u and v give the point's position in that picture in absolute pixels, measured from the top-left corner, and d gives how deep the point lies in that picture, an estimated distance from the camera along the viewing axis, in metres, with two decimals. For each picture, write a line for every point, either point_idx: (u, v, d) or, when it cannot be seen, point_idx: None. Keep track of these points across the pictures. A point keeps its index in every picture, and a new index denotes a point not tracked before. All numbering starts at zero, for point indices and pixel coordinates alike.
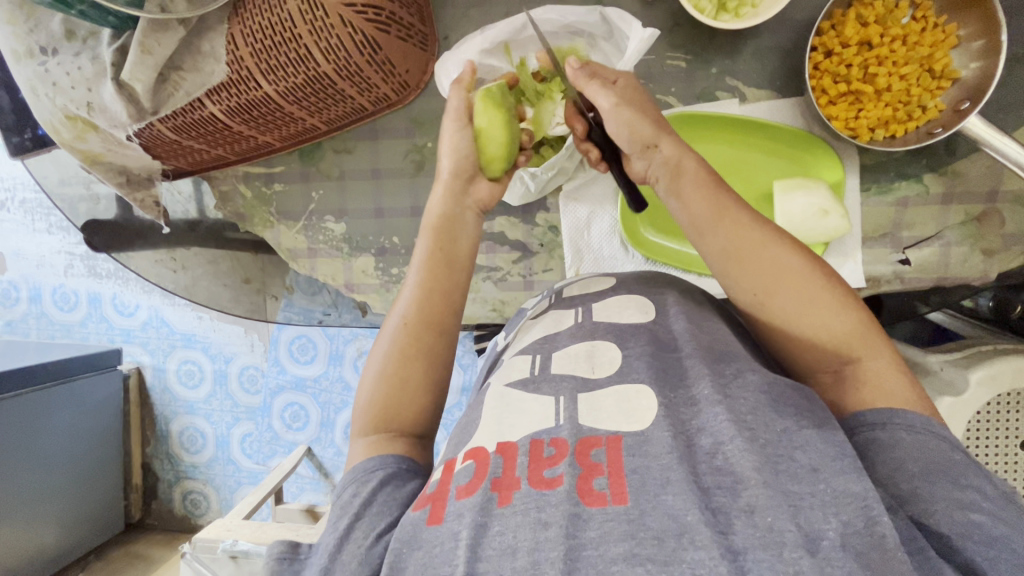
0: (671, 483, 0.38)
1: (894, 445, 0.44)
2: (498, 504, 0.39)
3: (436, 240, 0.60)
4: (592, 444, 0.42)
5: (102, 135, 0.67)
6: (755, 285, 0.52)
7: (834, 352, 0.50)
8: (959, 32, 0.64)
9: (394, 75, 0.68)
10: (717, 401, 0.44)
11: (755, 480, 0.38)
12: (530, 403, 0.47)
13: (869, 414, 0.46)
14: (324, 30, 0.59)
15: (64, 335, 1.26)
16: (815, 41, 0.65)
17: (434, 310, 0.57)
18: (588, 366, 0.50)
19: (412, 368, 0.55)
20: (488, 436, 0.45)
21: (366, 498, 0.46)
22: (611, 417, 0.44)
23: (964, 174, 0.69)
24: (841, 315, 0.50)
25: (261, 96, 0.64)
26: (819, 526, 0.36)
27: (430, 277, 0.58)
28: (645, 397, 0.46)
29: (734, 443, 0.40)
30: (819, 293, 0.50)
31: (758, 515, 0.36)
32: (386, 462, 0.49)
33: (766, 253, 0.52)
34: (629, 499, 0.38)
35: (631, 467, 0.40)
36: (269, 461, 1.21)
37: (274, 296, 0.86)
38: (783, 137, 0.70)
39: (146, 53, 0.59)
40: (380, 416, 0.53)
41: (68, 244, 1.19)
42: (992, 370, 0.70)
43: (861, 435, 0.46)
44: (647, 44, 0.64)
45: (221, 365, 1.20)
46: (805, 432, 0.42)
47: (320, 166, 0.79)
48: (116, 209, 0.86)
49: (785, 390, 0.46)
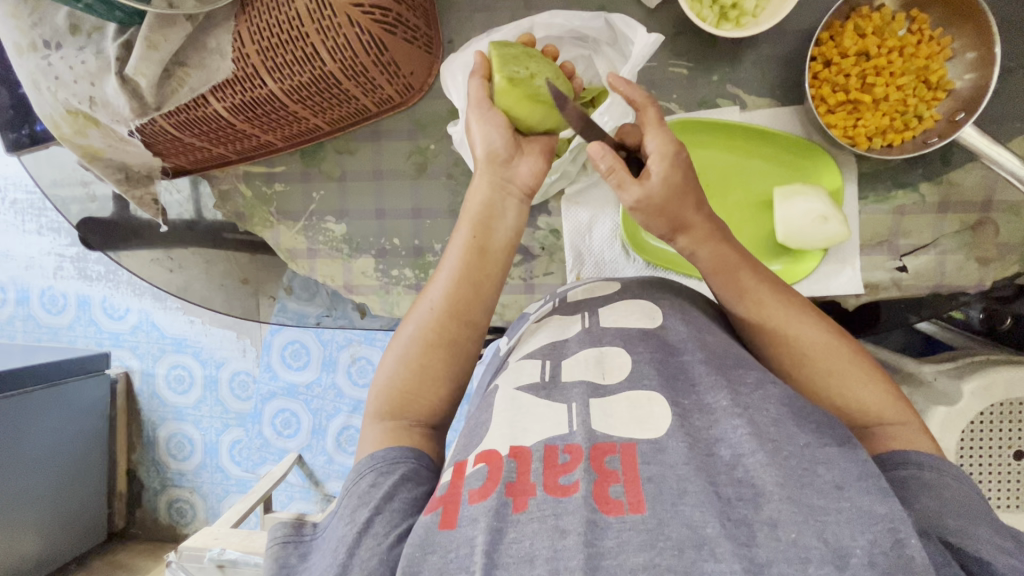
0: (689, 493, 0.38)
1: (942, 487, 0.44)
2: (514, 509, 0.38)
3: (473, 229, 0.57)
4: (606, 450, 0.41)
5: (103, 130, 0.67)
6: (784, 360, 0.54)
7: (865, 414, 0.50)
8: (953, 44, 0.66)
9: (399, 76, 0.69)
10: (736, 414, 0.44)
11: (777, 495, 0.38)
12: (544, 408, 0.47)
13: (914, 454, 0.47)
14: (331, 29, 0.59)
15: (50, 338, 1.23)
16: (815, 51, 0.67)
17: (464, 302, 0.55)
18: (598, 371, 0.50)
19: (435, 355, 0.53)
20: (501, 438, 0.44)
21: (387, 492, 0.44)
22: (625, 424, 0.44)
23: (959, 184, 0.70)
24: (870, 385, 0.51)
25: (265, 94, 0.64)
26: (847, 543, 0.35)
27: (464, 266, 0.56)
28: (657, 403, 0.45)
29: (755, 456, 0.40)
30: (846, 364, 0.52)
31: (781, 529, 0.36)
32: (407, 455, 0.48)
33: (790, 330, 0.53)
34: (646, 507, 0.37)
35: (647, 474, 0.39)
36: (258, 469, 1.19)
37: (270, 298, 0.85)
38: (785, 145, 0.71)
39: (152, 49, 0.58)
40: (397, 402, 0.52)
41: (59, 245, 1.17)
42: (987, 379, 0.71)
43: (901, 470, 0.46)
44: (650, 50, 0.64)
45: (212, 369, 1.18)
46: (826, 449, 0.41)
47: (322, 167, 0.79)
48: (112, 207, 0.84)
49: (804, 405, 0.45)
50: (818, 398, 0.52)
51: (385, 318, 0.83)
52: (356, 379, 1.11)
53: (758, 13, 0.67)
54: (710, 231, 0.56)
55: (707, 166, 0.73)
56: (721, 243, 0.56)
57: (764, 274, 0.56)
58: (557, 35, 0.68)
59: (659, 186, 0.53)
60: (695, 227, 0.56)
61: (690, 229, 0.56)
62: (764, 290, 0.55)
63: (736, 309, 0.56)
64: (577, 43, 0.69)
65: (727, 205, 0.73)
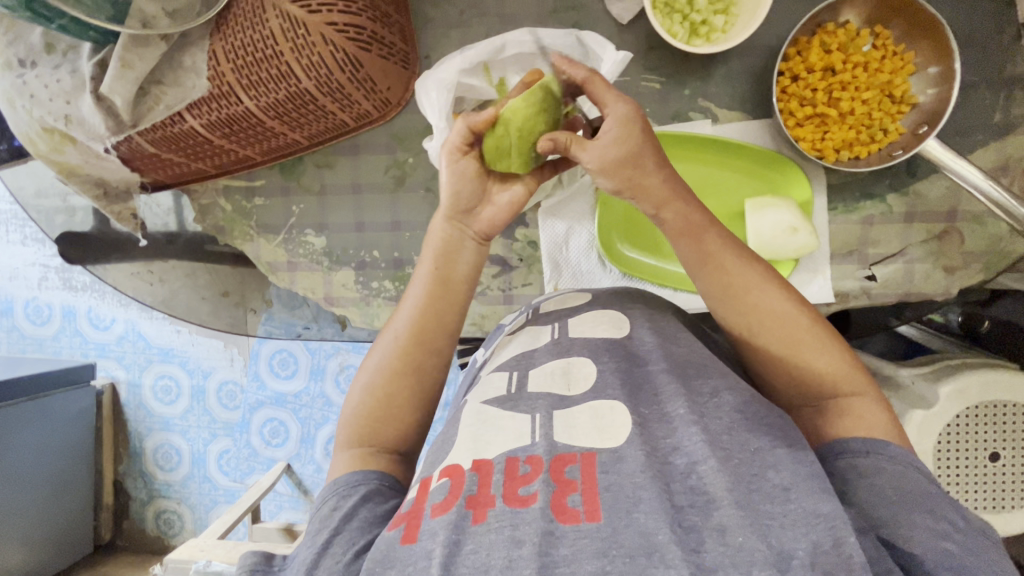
0: (643, 501, 0.39)
1: (878, 474, 0.46)
2: (473, 520, 0.39)
3: (434, 261, 0.59)
4: (567, 461, 0.42)
5: (79, 147, 0.67)
6: (745, 328, 0.54)
7: (823, 386, 0.52)
8: (917, 59, 0.68)
9: (376, 92, 0.69)
10: (692, 421, 0.45)
11: (727, 501, 0.39)
12: (507, 421, 0.47)
13: (854, 443, 0.48)
14: (305, 48, 0.61)
15: (35, 349, 1.22)
16: (781, 66, 0.68)
17: (428, 329, 0.57)
18: (564, 382, 0.51)
19: (399, 382, 0.55)
20: (464, 452, 0.45)
21: (347, 512, 0.45)
22: (586, 434, 0.45)
23: (924, 195, 0.71)
24: (829, 357, 0.52)
25: (242, 111, 0.65)
26: (789, 545, 0.36)
27: (428, 296, 0.58)
28: (619, 412, 0.46)
29: (707, 463, 0.41)
30: (804, 334, 0.53)
31: (729, 535, 0.37)
32: (368, 477, 0.49)
33: (752, 299, 0.54)
34: (601, 516, 0.38)
35: (606, 484, 0.40)
36: (246, 479, 1.19)
37: (254, 310, 0.86)
38: (755, 158, 0.73)
39: (126, 68, 0.60)
40: (362, 430, 0.53)
41: (43, 255, 1.17)
42: (959, 384, 0.73)
43: (841, 460, 0.48)
44: (619, 67, 0.67)
45: (199, 380, 1.18)
46: (775, 452, 0.43)
47: (301, 181, 0.79)
48: (92, 221, 0.85)
49: (760, 411, 0.46)
50: (777, 368, 0.54)
51: (366, 330, 0.83)
52: (343, 388, 1.12)
53: (728, 29, 0.69)
54: (687, 229, 0.56)
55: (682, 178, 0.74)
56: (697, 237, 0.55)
57: (729, 240, 0.56)
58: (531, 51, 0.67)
59: (613, 145, 0.53)
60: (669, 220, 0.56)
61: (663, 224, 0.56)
62: (727, 257, 0.55)
63: (699, 278, 0.56)
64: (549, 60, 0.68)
65: None
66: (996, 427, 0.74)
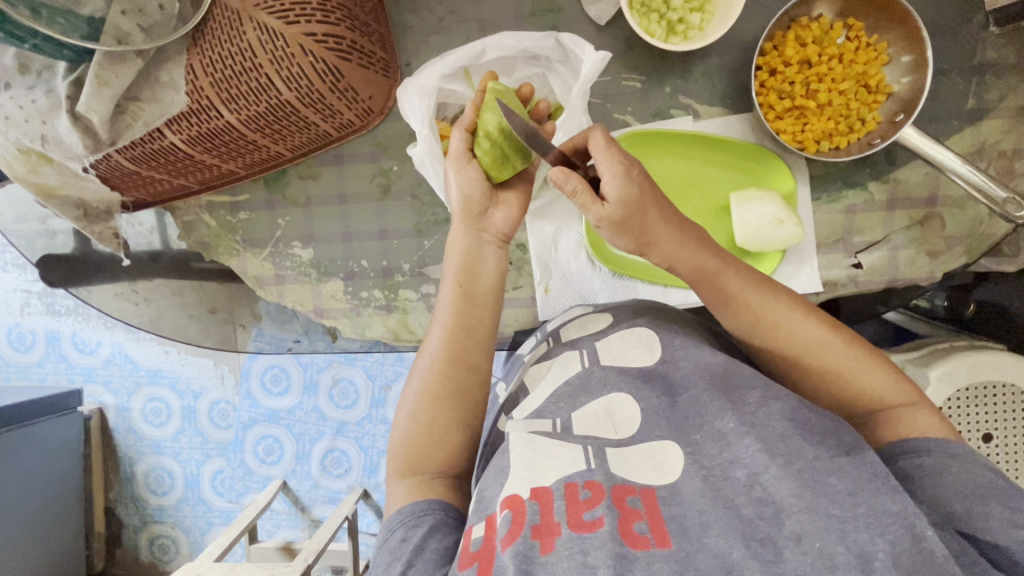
0: (710, 526, 0.42)
1: (942, 470, 0.49)
2: (542, 551, 0.41)
3: (457, 278, 0.60)
4: (628, 491, 0.45)
5: (57, 167, 0.66)
6: (783, 357, 0.57)
7: (869, 401, 0.55)
8: (889, 49, 0.69)
9: (357, 101, 0.69)
10: (746, 433, 0.47)
11: (796, 507, 0.42)
12: (559, 447, 0.49)
13: (913, 442, 0.52)
14: (284, 59, 0.60)
15: (20, 377, 1.20)
16: (759, 61, 0.69)
17: (462, 349, 0.58)
18: (611, 425, 0.52)
19: (442, 406, 0.56)
20: (522, 482, 0.46)
21: (417, 544, 0.48)
22: (641, 471, 0.47)
23: (903, 181, 0.72)
24: (869, 373, 0.55)
25: (222, 125, 0.64)
26: (868, 547, 0.39)
27: (457, 316, 0.59)
28: (671, 450, 0.49)
29: (769, 472, 0.44)
30: (841, 358, 0.55)
31: (807, 541, 0.40)
32: (432, 507, 0.51)
33: (786, 330, 0.56)
34: (672, 542, 0.41)
35: (669, 515, 0.43)
36: (242, 498, 1.17)
37: (244, 326, 0.85)
38: (738, 152, 0.74)
39: (102, 86, 0.58)
40: (415, 458, 0.55)
41: (26, 281, 1.14)
42: (951, 365, 0.74)
43: (904, 461, 0.51)
44: (599, 68, 0.66)
45: (190, 400, 1.16)
46: (836, 459, 0.45)
47: (286, 193, 0.79)
48: (74, 242, 0.83)
49: (810, 417, 0.49)
50: (821, 391, 0.57)
51: (357, 340, 0.83)
52: (338, 402, 1.10)
53: (704, 27, 0.70)
54: (681, 244, 0.57)
55: (666, 175, 0.75)
56: (700, 255, 0.57)
57: (746, 272, 0.58)
58: (511, 55, 0.69)
59: (614, 207, 0.54)
60: (664, 243, 0.57)
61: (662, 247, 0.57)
62: (751, 293, 0.57)
63: (727, 315, 0.58)
64: (529, 62, 0.70)
65: (687, 212, 0.75)
66: (988, 408, 0.75)
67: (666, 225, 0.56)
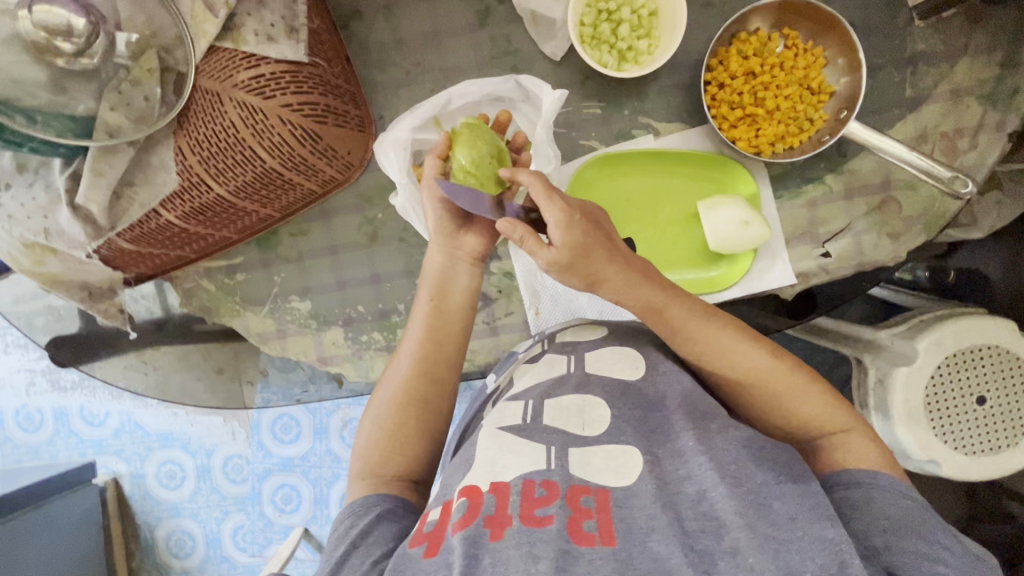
0: (656, 530, 0.45)
1: (866, 504, 0.52)
2: (491, 538, 0.44)
3: (432, 293, 0.65)
4: (582, 490, 0.48)
5: (61, 257, 0.70)
6: (731, 385, 0.61)
7: (811, 427, 0.59)
8: (826, 52, 0.74)
9: (337, 158, 0.73)
10: (701, 451, 0.50)
11: (736, 525, 0.45)
12: (523, 445, 0.52)
13: (845, 473, 0.55)
14: (265, 131, 0.64)
15: (30, 457, 1.22)
16: (707, 77, 0.74)
17: (432, 361, 0.63)
18: (581, 421, 0.54)
19: (408, 415, 0.60)
20: (482, 475, 0.50)
21: (364, 529, 0.51)
22: (600, 471, 0.50)
23: (857, 170, 0.77)
24: (809, 401, 0.59)
25: (213, 198, 0.68)
26: (797, 567, 0.43)
27: (427, 330, 0.63)
28: (631, 454, 0.51)
29: (717, 490, 0.47)
30: (785, 385, 0.59)
31: (741, 556, 0.43)
32: (383, 500, 0.55)
33: (735, 360, 0.59)
34: (616, 541, 0.44)
35: (619, 516, 0.46)
36: (266, 551, 1.18)
37: (251, 381, 0.87)
38: (699, 163, 0.78)
39: (98, 176, 0.63)
40: (376, 461, 0.59)
41: (29, 360, 1.17)
42: (935, 336, 0.78)
43: (838, 492, 0.54)
44: (558, 103, 0.72)
45: (204, 459, 1.17)
46: (781, 486, 0.48)
47: (279, 251, 0.82)
48: (79, 321, 0.86)
49: (765, 445, 0.52)
50: (768, 416, 0.60)
51: (363, 383, 0.85)
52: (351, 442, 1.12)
53: (654, 51, 0.75)
54: (628, 280, 0.58)
55: (635, 192, 0.80)
56: (642, 289, 0.59)
57: (688, 304, 0.61)
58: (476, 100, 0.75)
59: (560, 252, 0.56)
60: (611, 281, 0.58)
61: (607, 283, 0.59)
62: (693, 326, 0.60)
63: (676, 345, 0.61)
64: (494, 103, 0.76)
65: (659, 224, 0.80)
66: (977, 372, 0.79)
67: (609, 264, 0.58)
